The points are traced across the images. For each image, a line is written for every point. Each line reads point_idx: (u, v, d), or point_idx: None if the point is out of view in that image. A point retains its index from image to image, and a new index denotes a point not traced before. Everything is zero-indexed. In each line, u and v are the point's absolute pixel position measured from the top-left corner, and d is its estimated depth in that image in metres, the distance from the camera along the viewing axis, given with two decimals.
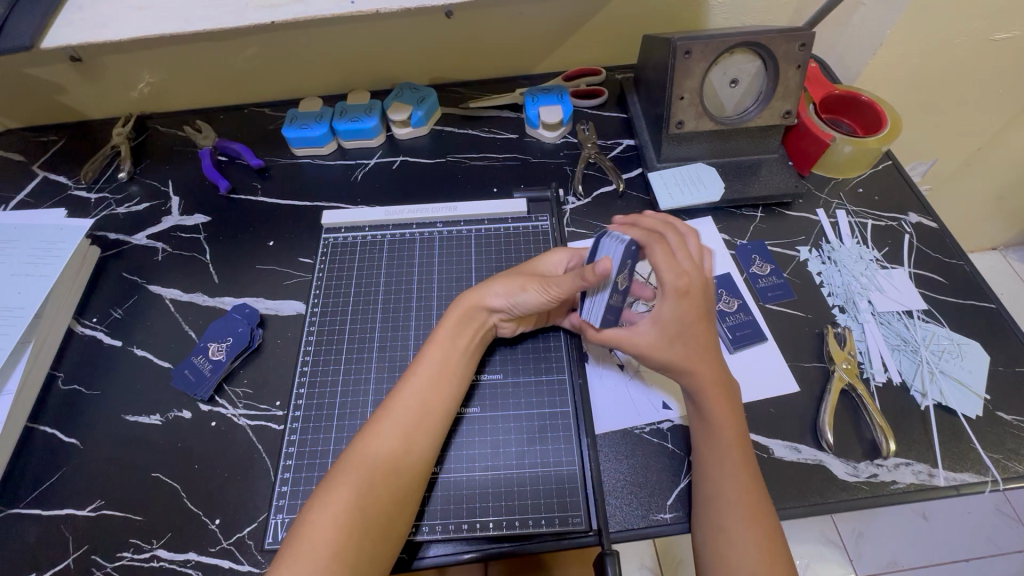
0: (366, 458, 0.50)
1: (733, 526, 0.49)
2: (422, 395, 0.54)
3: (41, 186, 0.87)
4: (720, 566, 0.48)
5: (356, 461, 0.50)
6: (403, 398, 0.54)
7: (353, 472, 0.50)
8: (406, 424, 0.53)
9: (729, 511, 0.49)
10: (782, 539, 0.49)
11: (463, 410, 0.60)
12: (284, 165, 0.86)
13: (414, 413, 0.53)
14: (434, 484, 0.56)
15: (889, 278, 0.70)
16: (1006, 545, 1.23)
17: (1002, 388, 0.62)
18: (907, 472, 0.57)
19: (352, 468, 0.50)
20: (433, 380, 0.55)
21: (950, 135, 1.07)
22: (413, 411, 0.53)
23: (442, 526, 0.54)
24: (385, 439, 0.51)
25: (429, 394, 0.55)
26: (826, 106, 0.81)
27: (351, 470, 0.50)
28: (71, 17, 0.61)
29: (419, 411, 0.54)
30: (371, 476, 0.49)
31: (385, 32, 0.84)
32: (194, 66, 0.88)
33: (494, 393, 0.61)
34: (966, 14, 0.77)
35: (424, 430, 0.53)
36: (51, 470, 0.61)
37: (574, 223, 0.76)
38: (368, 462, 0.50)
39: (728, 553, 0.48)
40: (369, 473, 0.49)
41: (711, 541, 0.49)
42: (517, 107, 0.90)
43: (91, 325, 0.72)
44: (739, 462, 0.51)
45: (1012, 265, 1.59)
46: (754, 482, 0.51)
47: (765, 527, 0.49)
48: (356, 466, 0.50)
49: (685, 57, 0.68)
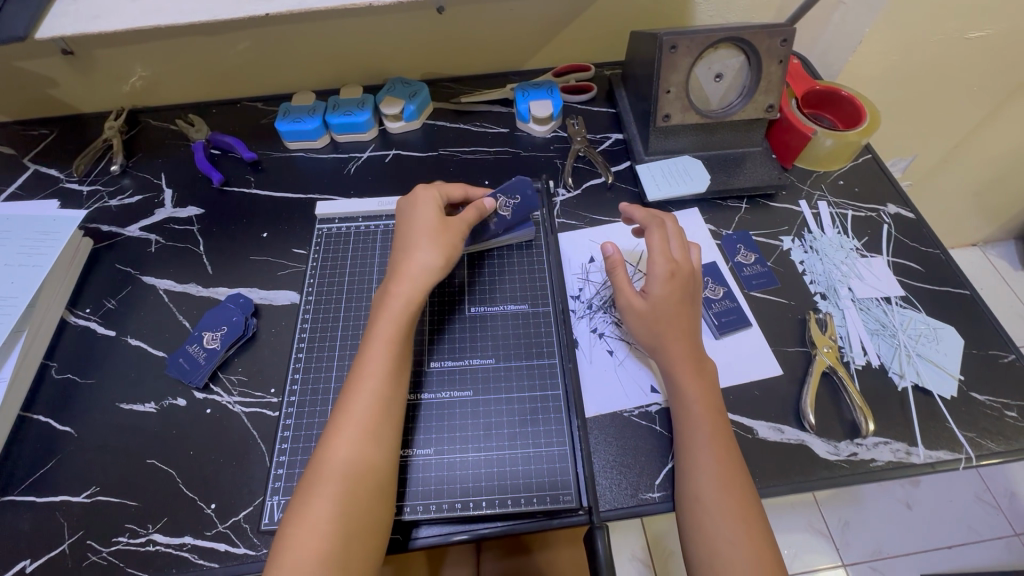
0: (334, 463, 0.50)
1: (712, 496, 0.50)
2: (378, 390, 0.53)
3: (32, 179, 0.86)
4: (698, 532, 0.50)
5: (326, 464, 0.50)
6: (360, 394, 0.53)
7: (325, 475, 0.49)
8: (367, 421, 0.52)
9: (709, 483, 0.51)
10: (758, 506, 0.50)
11: (417, 397, 0.61)
12: (277, 158, 0.87)
13: (374, 414, 0.52)
14: (407, 468, 0.56)
15: (868, 266, 0.72)
16: (986, 532, 1.26)
17: (975, 370, 0.64)
18: (885, 451, 0.59)
19: (324, 469, 0.50)
20: (388, 371, 0.55)
21: (929, 131, 1.11)
22: (372, 406, 0.53)
23: (434, 506, 0.55)
24: (350, 439, 0.51)
25: (385, 388, 0.54)
26: (808, 101, 0.83)
27: (322, 475, 0.49)
28: (65, 8, 0.61)
29: (378, 404, 0.53)
30: (344, 477, 0.49)
31: (378, 27, 0.86)
32: (186, 60, 0.88)
33: (449, 377, 0.62)
34: (942, 13, 0.80)
35: (387, 423, 0.53)
36: (44, 458, 0.62)
37: (564, 215, 0.78)
38: (338, 465, 0.50)
39: (711, 524, 0.49)
40: (343, 477, 0.49)
41: (689, 511, 0.51)
42: (508, 102, 0.92)
43: (84, 316, 0.72)
44: (716, 436, 0.53)
45: (991, 261, 1.63)
46: (728, 453, 0.53)
47: (745, 497, 0.50)
48: (326, 474, 0.49)
49: (671, 51, 0.70)
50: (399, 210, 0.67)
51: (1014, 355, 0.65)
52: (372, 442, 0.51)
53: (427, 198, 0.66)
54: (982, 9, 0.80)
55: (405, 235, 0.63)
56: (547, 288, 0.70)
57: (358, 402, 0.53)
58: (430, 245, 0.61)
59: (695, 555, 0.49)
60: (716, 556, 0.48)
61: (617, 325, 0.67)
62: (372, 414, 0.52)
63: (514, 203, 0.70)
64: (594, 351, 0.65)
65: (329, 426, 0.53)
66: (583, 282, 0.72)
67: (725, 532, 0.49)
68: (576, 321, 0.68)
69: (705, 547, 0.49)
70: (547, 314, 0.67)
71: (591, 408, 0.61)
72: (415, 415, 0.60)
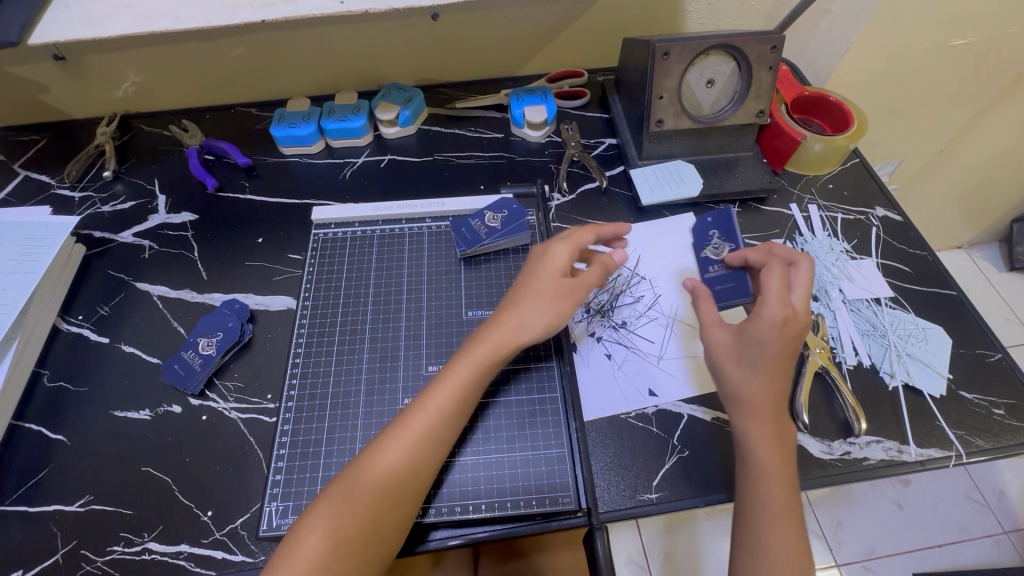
0: (370, 477, 0.49)
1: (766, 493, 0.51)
2: (441, 411, 0.53)
3: (22, 185, 0.86)
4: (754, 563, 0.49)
5: (365, 473, 0.50)
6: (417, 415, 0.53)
7: (360, 483, 0.49)
8: (417, 443, 0.52)
9: (765, 484, 0.51)
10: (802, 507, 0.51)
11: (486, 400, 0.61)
12: (271, 164, 0.87)
13: (424, 438, 0.52)
14: (447, 468, 0.57)
15: (858, 268, 0.74)
16: (975, 531, 1.28)
17: (963, 369, 0.65)
18: (877, 449, 0.60)
19: (354, 484, 0.49)
20: (454, 401, 0.54)
21: (915, 137, 1.13)
22: (430, 426, 0.52)
23: (438, 509, 0.55)
24: (398, 452, 0.51)
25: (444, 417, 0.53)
26: (797, 106, 0.85)
27: (360, 483, 0.49)
28: (60, 14, 0.61)
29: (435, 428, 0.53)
30: (383, 489, 0.49)
31: (372, 33, 0.86)
32: (180, 66, 0.88)
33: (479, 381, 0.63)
34: (925, 21, 0.82)
35: (438, 448, 0.53)
36: (37, 467, 0.61)
37: (559, 219, 0.79)
38: (379, 477, 0.50)
39: (763, 528, 0.50)
40: (382, 487, 0.49)
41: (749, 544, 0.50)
42: (503, 108, 0.92)
43: (77, 323, 0.72)
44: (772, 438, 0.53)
45: (976, 263, 1.66)
46: (785, 460, 0.53)
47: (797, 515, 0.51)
48: (358, 489, 0.49)
49: (664, 58, 0.71)
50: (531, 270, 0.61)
51: (1000, 354, 0.66)
52: (417, 461, 0.51)
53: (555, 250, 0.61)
54: (964, 18, 0.82)
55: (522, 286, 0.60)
56: None
57: (414, 420, 0.53)
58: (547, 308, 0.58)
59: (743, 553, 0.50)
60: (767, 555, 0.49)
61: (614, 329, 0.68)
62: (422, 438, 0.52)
63: (502, 216, 0.73)
64: (591, 354, 0.66)
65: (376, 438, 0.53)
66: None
67: (776, 541, 0.49)
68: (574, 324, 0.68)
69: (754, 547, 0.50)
70: None
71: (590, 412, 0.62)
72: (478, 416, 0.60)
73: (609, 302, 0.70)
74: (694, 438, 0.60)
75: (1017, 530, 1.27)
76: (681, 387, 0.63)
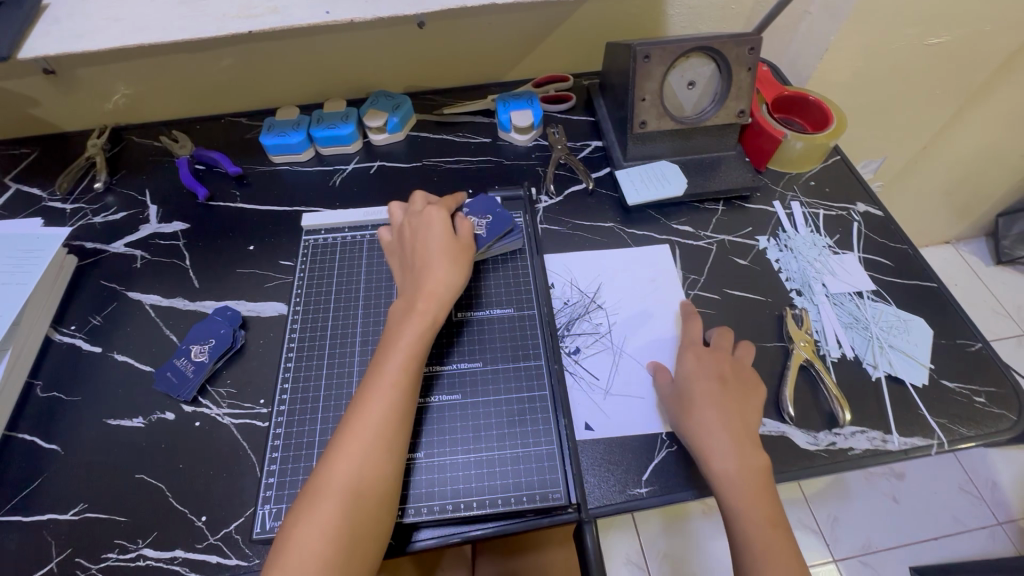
0: (336, 481, 0.50)
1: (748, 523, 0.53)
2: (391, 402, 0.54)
3: (13, 198, 0.86)
4: None
5: (329, 473, 0.50)
6: (369, 411, 0.53)
7: (332, 479, 0.50)
8: (374, 442, 0.52)
9: (758, 558, 0.51)
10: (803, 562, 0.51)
11: (425, 400, 0.62)
12: (262, 172, 0.88)
13: (384, 432, 0.52)
14: (412, 471, 0.57)
15: (841, 263, 0.75)
16: (970, 522, 1.29)
17: (944, 358, 0.67)
18: (862, 439, 0.61)
19: (323, 490, 0.50)
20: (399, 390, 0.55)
21: (898, 134, 1.15)
22: (384, 417, 0.53)
23: (427, 508, 0.55)
24: (363, 444, 0.51)
25: (396, 410, 0.54)
26: (777, 106, 0.86)
27: (326, 487, 0.50)
28: (50, 29, 0.62)
29: (390, 418, 0.53)
30: (349, 489, 0.50)
31: (360, 42, 0.88)
32: (170, 77, 0.89)
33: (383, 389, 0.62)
34: (900, 22, 0.84)
35: (396, 445, 0.53)
36: (31, 477, 0.61)
37: (547, 221, 0.80)
38: (346, 482, 0.50)
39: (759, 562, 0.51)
40: (352, 487, 0.50)
41: None
42: (490, 113, 0.94)
43: (70, 333, 0.72)
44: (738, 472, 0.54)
45: (964, 257, 1.68)
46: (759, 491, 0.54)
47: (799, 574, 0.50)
48: (327, 497, 0.49)
49: (645, 61, 0.73)
50: (405, 228, 0.67)
51: (981, 344, 0.68)
52: (381, 454, 0.52)
53: (434, 214, 0.65)
54: (939, 16, 0.84)
55: (417, 256, 0.63)
56: (532, 293, 0.71)
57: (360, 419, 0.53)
58: (447, 252, 0.63)
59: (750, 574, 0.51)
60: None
61: (602, 343, 0.69)
62: (378, 433, 0.52)
63: (486, 223, 0.72)
64: (577, 367, 0.67)
65: (335, 438, 0.53)
66: (569, 301, 0.72)
67: None
68: (564, 341, 0.69)
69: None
70: (533, 316, 0.69)
71: (593, 428, 0.62)
72: (422, 417, 0.61)
73: (598, 315, 0.71)
74: None
75: (1011, 521, 1.28)
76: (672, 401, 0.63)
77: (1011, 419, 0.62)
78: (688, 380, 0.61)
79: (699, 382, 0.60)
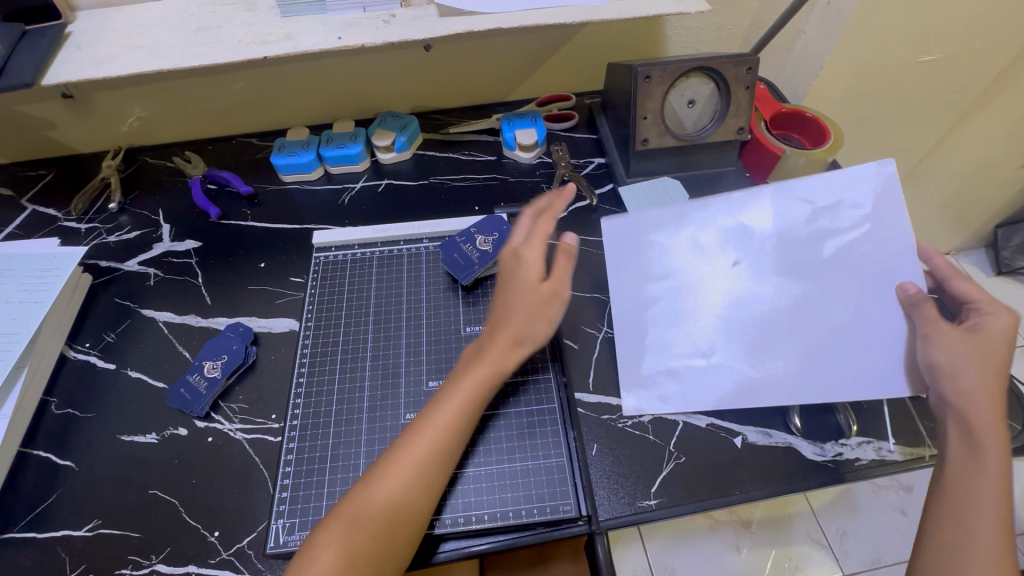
0: (372, 501, 0.51)
1: (985, 496, 0.50)
2: (443, 430, 0.54)
3: (30, 218, 0.88)
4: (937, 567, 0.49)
5: (376, 487, 0.52)
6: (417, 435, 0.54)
7: (364, 503, 0.51)
8: (417, 469, 0.53)
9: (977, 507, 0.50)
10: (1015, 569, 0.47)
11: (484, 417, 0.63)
12: (272, 191, 0.90)
13: (426, 461, 0.53)
14: None
15: None
16: None
17: None
18: (868, 450, 0.61)
19: (354, 508, 0.51)
20: (457, 422, 0.55)
21: (895, 149, 1.17)
22: (434, 443, 0.54)
23: (447, 520, 0.56)
24: (405, 470, 0.52)
25: (447, 440, 0.54)
26: (776, 122, 0.88)
27: (365, 504, 0.51)
28: (71, 56, 0.65)
29: (434, 448, 0.54)
30: (393, 504, 0.51)
31: (368, 64, 0.90)
32: (184, 100, 0.92)
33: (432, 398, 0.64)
34: (892, 40, 0.86)
35: (437, 472, 0.53)
36: (45, 493, 0.62)
37: (552, 236, 0.81)
38: (376, 504, 0.51)
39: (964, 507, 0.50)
40: (384, 509, 0.50)
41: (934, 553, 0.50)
42: (494, 132, 0.96)
43: (84, 350, 0.73)
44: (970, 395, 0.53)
45: (965, 269, 1.69)
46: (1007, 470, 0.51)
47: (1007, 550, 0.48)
48: (358, 513, 0.50)
49: (646, 81, 0.75)
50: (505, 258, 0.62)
51: None
52: (418, 483, 0.52)
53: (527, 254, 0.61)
54: (928, 36, 0.87)
55: (504, 293, 0.60)
56: None
57: (419, 441, 0.54)
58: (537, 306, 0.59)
59: (949, 526, 0.50)
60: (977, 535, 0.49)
61: None
62: (424, 460, 0.53)
63: (493, 239, 0.74)
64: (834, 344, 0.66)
65: (383, 458, 0.54)
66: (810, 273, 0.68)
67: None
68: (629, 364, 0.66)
69: (949, 541, 0.49)
70: None
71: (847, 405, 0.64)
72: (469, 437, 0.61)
73: None
74: (691, 443, 0.62)
75: (1021, 533, 1.28)
76: (840, 358, 0.61)
77: (1015, 429, 0.62)
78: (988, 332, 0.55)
79: (1002, 352, 0.54)
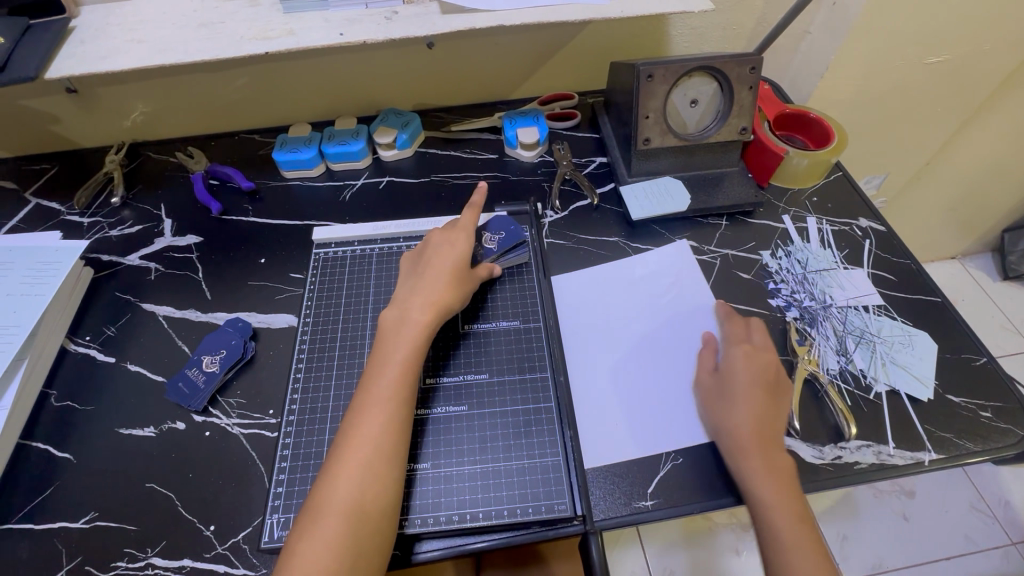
0: (336, 496, 0.50)
1: (777, 512, 0.53)
2: (384, 408, 0.54)
3: (33, 212, 0.89)
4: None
5: (336, 482, 0.51)
6: (365, 420, 0.54)
7: (329, 502, 0.50)
8: (373, 454, 0.52)
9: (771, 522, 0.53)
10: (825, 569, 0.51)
11: (427, 412, 0.63)
12: (274, 187, 0.90)
13: (380, 443, 0.53)
14: (415, 482, 0.58)
15: (848, 277, 0.76)
16: (983, 542, 1.26)
17: (950, 374, 0.67)
18: (867, 453, 0.61)
19: (323, 507, 0.50)
20: (396, 398, 0.55)
21: (901, 151, 1.16)
22: (382, 424, 0.54)
23: (434, 519, 0.56)
24: (359, 460, 0.52)
25: (392, 415, 0.55)
26: (780, 122, 0.88)
27: (329, 501, 0.50)
28: (75, 50, 0.65)
29: (382, 428, 0.54)
30: (355, 494, 0.50)
31: (371, 62, 0.90)
32: (187, 96, 0.92)
33: (429, 395, 0.64)
34: (898, 41, 0.85)
35: (392, 453, 0.53)
36: (44, 484, 0.62)
37: (552, 235, 0.81)
38: (343, 500, 0.50)
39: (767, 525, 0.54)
40: (353, 504, 0.50)
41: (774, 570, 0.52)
42: (496, 130, 0.96)
43: (85, 343, 0.74)
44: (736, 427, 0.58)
45: (970, 273, 1.68)
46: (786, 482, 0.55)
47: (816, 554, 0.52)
48: (328, 512, 0.50)
49: (648, 80, 0.75)
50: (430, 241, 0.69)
51: (985, 358, 0.68)
52: (377, 469, 0.52)
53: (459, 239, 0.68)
54: (936, 36, 0.86)
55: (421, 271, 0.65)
56: (539, 306, 0.72)
57: (366, 424, 0.54)
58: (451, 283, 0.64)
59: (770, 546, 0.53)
60: (790, 550, 0.51)
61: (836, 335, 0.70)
62: (373, 442, 0.53)
63: (499, 238, 0.74)
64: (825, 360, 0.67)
65: (334, 451, 0.53)
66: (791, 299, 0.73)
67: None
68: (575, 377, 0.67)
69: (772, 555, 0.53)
70: (540, 329, 0.70)
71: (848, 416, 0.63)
72: (423, 428, 0.61)
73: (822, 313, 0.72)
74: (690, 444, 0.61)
75: None
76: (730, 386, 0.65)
77: (1016, 435, 0.62)
78: (731, 371, 0.61)
79: (744, 381, 0.60)
